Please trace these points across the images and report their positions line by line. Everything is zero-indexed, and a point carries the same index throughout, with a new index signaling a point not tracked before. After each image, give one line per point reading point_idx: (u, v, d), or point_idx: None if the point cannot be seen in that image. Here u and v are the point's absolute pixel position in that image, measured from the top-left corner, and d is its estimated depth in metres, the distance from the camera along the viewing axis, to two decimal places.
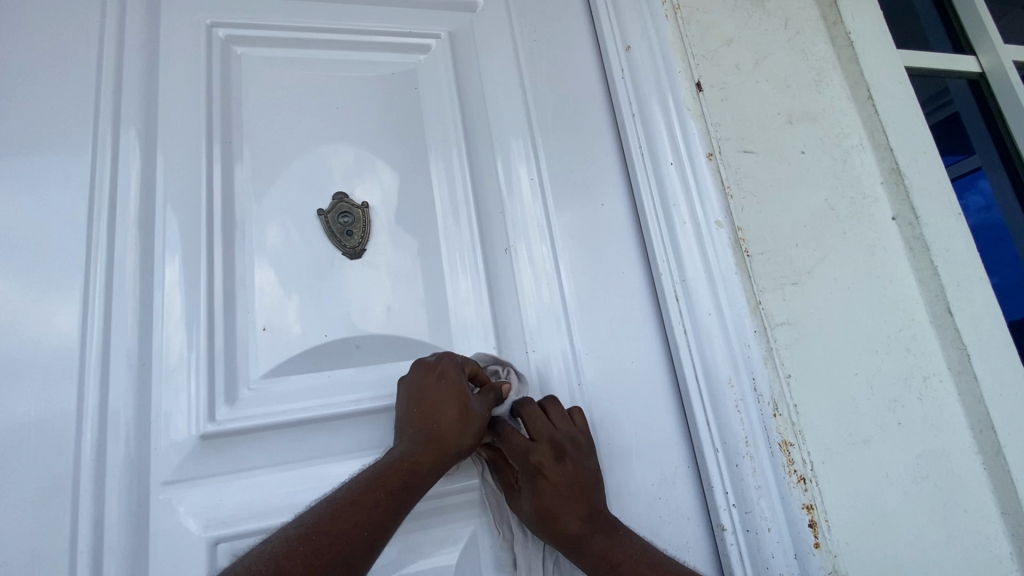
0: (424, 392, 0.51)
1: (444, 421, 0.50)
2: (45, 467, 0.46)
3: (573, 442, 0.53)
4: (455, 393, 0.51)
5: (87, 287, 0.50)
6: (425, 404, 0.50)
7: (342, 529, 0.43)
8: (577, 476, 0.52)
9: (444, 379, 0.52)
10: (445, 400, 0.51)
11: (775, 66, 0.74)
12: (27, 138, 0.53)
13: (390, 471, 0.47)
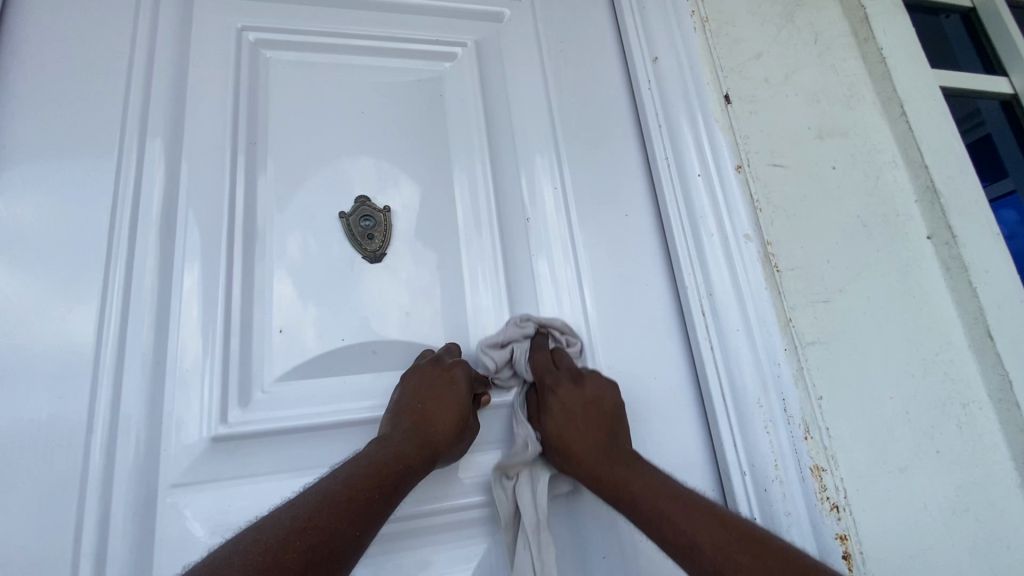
0: (429, 389, 0.50)
1: (444, 420, 0.48)
2: (53, 466, 0.45)
3: (577, 368, 0.55)
4: (461, 395, 0.50)
5: (106, 284, 0.50)
6: (429, 401, 0.49)
7: (333, 523, 0.39)
8: (585, 396, 0.53)
9: (453, 380, 0.51)
10: (450, 399, 0.49)
11: (806, 81, 0.72)
12: (55, 136, 0.53)
13: (383, 464, 0.45)
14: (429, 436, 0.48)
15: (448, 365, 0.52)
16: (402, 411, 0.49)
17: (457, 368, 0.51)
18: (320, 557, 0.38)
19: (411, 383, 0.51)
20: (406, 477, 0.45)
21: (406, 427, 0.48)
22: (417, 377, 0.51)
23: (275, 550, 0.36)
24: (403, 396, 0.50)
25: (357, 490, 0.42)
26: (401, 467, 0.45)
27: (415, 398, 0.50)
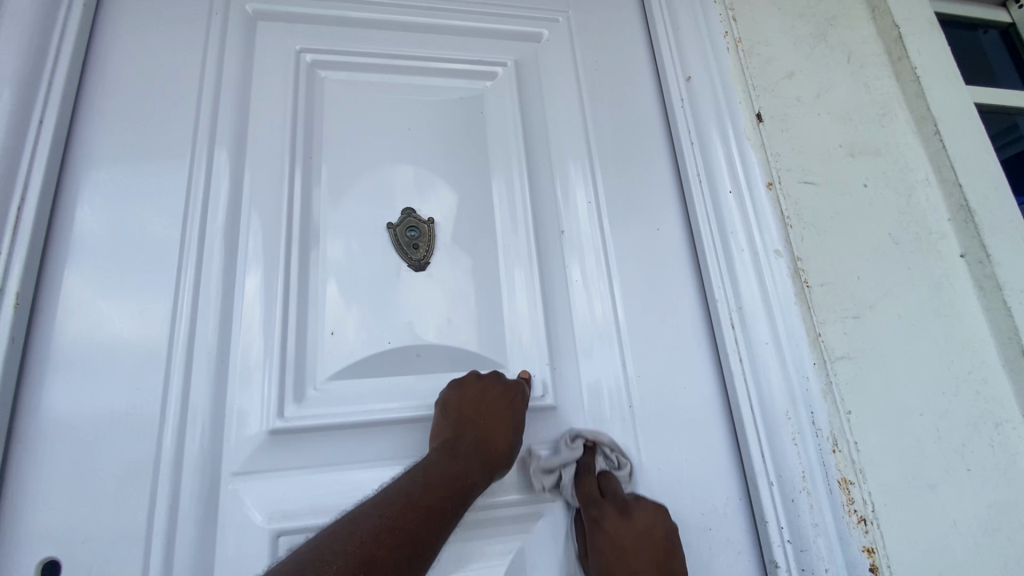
0: (489, 405, 0.53)
1: (505, 436, 0.52)
2: (130, 451, 0.49)
3: (622, 497, 0.54)
4: (518, 413, 0.54)
5: (178, 287, 0.54)
6: (490, 419, 0.52)
7: (415, 529, 0.44)
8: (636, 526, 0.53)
9: (510, 399, 0.54)
10: (509, 415, 0.53)
11: (838, 99, 0.74)
12: (134, 150, 0.58)
13: (451, 475, 0.48)
14: (490, 450, 0.51)
15: (504, 385, 0.55)
16: (463, 421, 0.52)
17: (511, 385, 0.55)
18: (406, 553, 0.42)
19: (472, 398, 0.53)
20: (471, 485, 0.49)
21: (469, 437, 0.51)
22: (476, 394, 0.54)
23: (368, 544, 0.41)
24: (463, 408, 0.53)
25: (434, 496, 0.46)
26: (467, 478, 0.49)
27: (474, 412, 0.53)
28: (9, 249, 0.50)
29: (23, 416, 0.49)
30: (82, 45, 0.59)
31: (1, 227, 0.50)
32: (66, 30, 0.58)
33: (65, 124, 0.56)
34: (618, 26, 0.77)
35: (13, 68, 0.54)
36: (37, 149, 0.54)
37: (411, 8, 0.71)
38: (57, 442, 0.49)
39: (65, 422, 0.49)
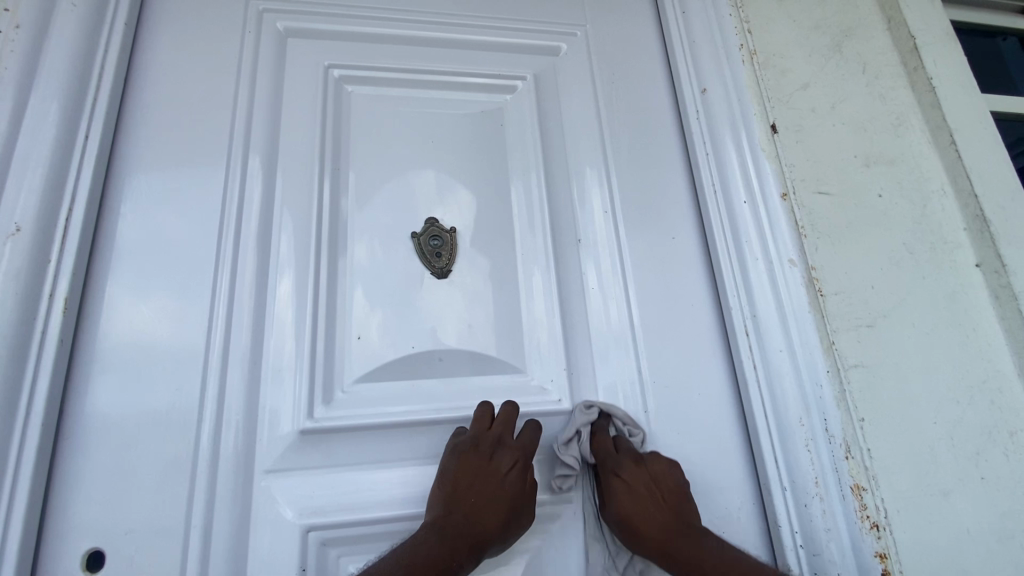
0: (481, 478, 0.52)
1: (495, 514, 0.50)
2: (170, 448, 0.52)
3: (636, 452, 0.58)
4: (515, 489, 0.52)
5: (214, 292, 0.57)
6: (482, 495, 0.51)
7: None
8: (643, 478, 0.55)
9: (505, 473, 0.52)
10: (502, 492, 0.51)
11: (853, 110, 0.75)
12: (173, 162, 0.61)
13: (435, 553, 0.47)
14: (479, 529, 0.50)
15: (502, 453, 0.53)
16: (454, 498, 0.51)
17: (507, 455, 0.53)
18: None
19: (465, 469, 0.52)
20: (456, 567, 0.48)
21: (458, 516, 0.50)
22: (471, 465, 0.52)
23: None
24: (458, 481, 0.52)
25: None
26: (452, 560, 0.48)
27: (467, 485, 0.52)
28: (59, 256, 0.53)
29: (71, 414, 0.52)
30: (124, 62, 0.63)
31: (52, 236, 0.53)
32: (110, 49, 0.62)
33: (109, 138, 0.60)
34: (635, 40, 0.79)
35: (63, 86, 0.57)
36: (84, 162, 0.57)
37: (434, 24, 0.73)
38: (102, 439, 0.52)
39: (109, 420, 0.52)
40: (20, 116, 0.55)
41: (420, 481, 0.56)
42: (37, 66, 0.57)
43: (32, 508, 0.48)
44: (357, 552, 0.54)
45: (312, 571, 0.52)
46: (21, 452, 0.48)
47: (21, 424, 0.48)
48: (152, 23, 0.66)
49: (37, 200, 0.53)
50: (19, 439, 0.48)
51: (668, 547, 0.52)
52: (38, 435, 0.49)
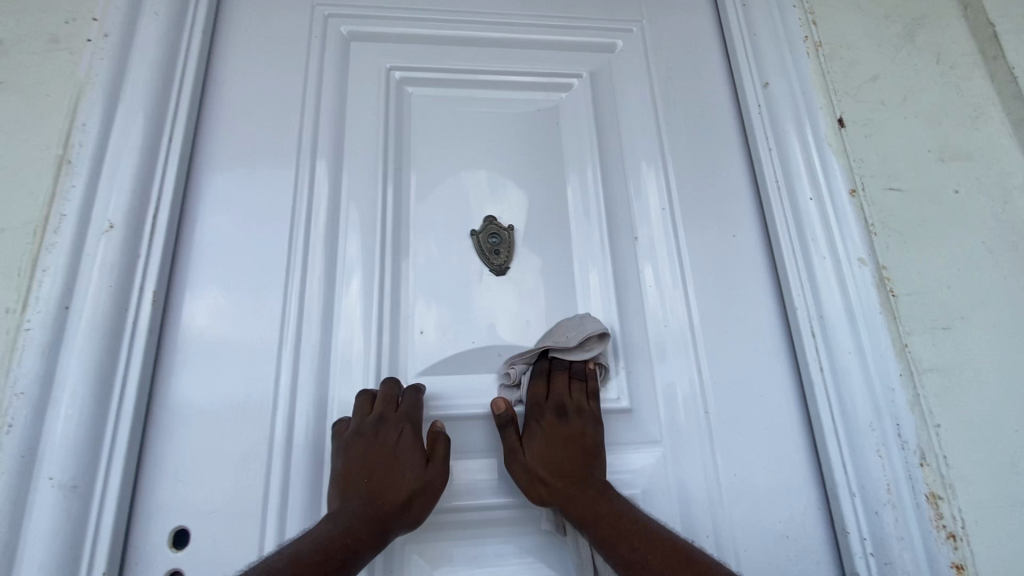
0: (372, 456, 0.52)
1: (395, 488, 0.50)
2: (247, 435, 0.55)
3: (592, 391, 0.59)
4: (412, 460, 0.52)
5: (287, 287, 0.60)
6: (376, 474, 0.51)
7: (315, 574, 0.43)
8: (565, 431, 0.55)
9: (394, 445, 0.53)
10: (397, 466, 0.51)
11: (926, 103, 0.71)
12: (247, 162, 0.64)
13: (338, 539, 0.46)
14: (378, 504, 0.49)
15: (388, 428, 0.53)
16: (347, 481, 0.51)
17: (393, 428, 0.54)
18: None
19: (351, 458, 0.52)
20: (356, 547, 0.46)
21: (357, 500, 0.49)
22: (360, 445, 0.52)
23: None
24: (349, 466, 0.51)
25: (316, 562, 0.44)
26: (348, 537, 0.46)
27: (359, 464, 0.51)
28: (147, 251, 0.57)
29: (159, 401, 0.55)
30: (202, 68, 0.66)
31: (141, 233, 0.57)
32: (190, 55, 0.65)
33: (190, 140, 0.63)
34: (693, 35, 0.77)
35: (149, 92, 0.61)
36: (168, 162, 0.60)
37: (492, 25, 0.74)
38: (186, 424, 0.55)
39: (193, 407, 0.55)
40: (111, 121, 0.59)
41: (482, 473, 0.58)
42: (125, 73, 0.61)
43: (125, 487, 0.51)
44: (422, 540, 0.56)
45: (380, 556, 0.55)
46: (116, 435, 0.51)
47: (116, 408, 0.52)
48: (227, 31, 0.69)
49: (127, 199, 0.57)
50: (114, 422, 0.52)
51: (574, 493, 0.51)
52: (130, 419, 0.52)
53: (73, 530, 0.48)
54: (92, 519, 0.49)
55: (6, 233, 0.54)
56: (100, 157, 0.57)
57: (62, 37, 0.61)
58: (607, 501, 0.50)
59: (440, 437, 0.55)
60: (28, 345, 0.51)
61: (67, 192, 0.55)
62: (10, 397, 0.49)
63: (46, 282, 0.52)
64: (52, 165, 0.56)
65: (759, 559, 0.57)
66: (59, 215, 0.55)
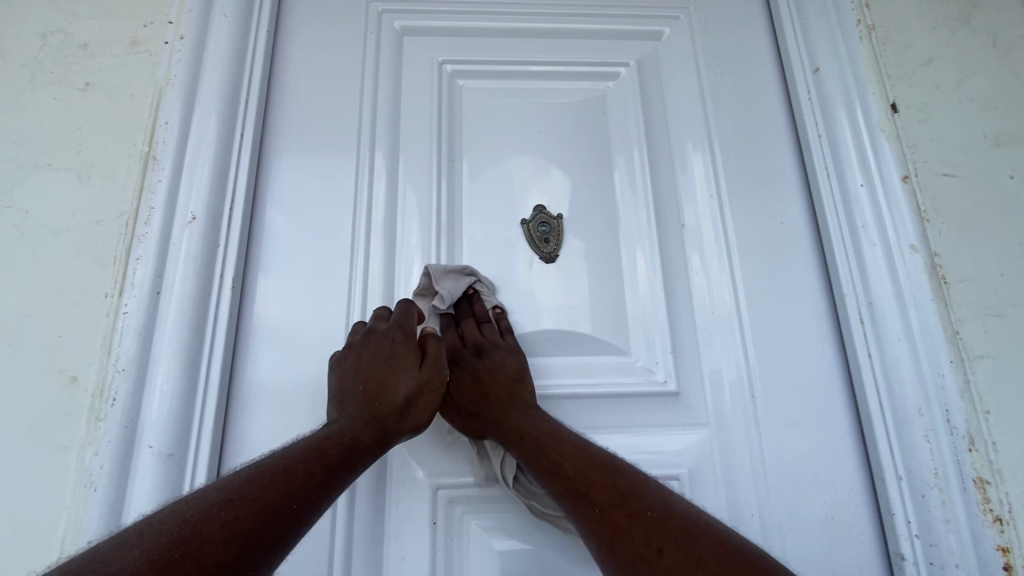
0: (368, 362, 0.53)
1: (393, 390, 0.51)
2: (319, 411, 0.60)
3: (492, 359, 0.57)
4: (408, 362, 0.53)
5: (351, 275, 0.64)
6: (372, 378, 0.52)
7: (304, 478, 0.42)
8: (498, 385, 0.56)
9: (388, 351, 0.53)
10: (394, 368, 0.52)
11: (983, 86, 0.69)
12: (311, 156, 0.68)
13: (334, 441, 0.46)
14: (377, 406, 0.50)
15: (382, 339, 0.55)
16: (343, 392, 0.52)
17: (382, 336, 0.55)
18: (294, 501, 0.41)
19: (348, 369, 0.54)
20: (354, 451, 0.47)
21: (353, 406, 0.50)
22: (351, 360, 0.54)
23: (244, 494, 0.39)
24: (344, 378, 0.53)
25: (310, 466, 0.43)
26: (346, 440, 0.47)
27: (353, 376, 0.53)
28: (225, 241, 0.61)
29: (239, 380, 0.60)
30: (267, 64, 0.70)
31: (219, 225, 0.61)
32: (256, 53, 0.69)
33: (259, 135, 0.67)
34: (741, 19, 0.77)
35: (221, 91, 0.65)
36: (240, 158, 0.64)
37: (539, 16, 0.76)
38: (264, 400, 0.60)
39: (270, 385, 0.60)
40: (189, 118, 0.63)
41: None
42: (199, 73, 0.65)
43: (214, 457, 0.56)
44: (480, 510, 0.60)
45: (441, 525, 0.59)
46: (204, 408, 0.56)
47: (203, 385, 0.57)
48: (288, 27, 0.73)
49: (206, 192, 0.61)
50: (202, 398, 0.57)
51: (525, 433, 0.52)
52: (216, 396, 0.57)
53: (171, 493, 0.53)
54: (186, 484, 0.54)
55: (102, 225, 0.59)
56: (180, 153, 0.62)
57: (142, 40, 0.66)
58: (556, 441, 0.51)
59: (431, 339, 0.55)
60: (126, 326, 0.56)
61: (154, 186, 0.60)
62: (113, 373, 0.54)
63: (139, 269, 0.57)
64: (138, 160, 0.61)
65: (803, 538, 0.59)
66: (148, 208, 0.59)
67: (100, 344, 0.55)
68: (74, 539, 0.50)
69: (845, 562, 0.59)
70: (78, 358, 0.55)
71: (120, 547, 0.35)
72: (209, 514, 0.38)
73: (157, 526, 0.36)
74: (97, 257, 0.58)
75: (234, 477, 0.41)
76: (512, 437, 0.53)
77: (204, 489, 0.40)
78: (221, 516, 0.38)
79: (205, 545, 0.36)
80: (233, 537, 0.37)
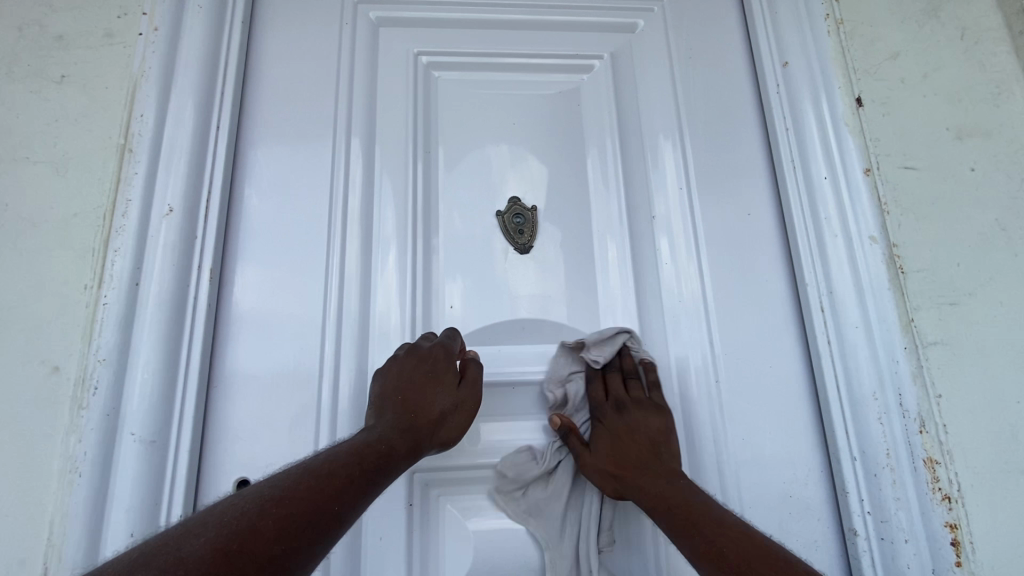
0: (407, 378, 0.56)
1: (431, 404, 0.55)
2: (298, 397, 0.62)
3: (622, 399, 0.60)
4: (447, 381, 0.57)
5: (328, 266, 0.65)
6: (412, 389, 0.56)
7: (345, 482, 0.46)
8: (625, 425, 0.59)
9: (429, 371, 0.57)
10: (433, 383, 0.56)
11: (947, 80, 0.71)
12: (287, 149, 0.69)
13: (372, 448, 0.50)
14: (415, 415, 0.54)
15: (424, 354, 0.58)
16: (383, 402, 0.55)
17: (420, 355, 0.58)
18: (338, 503, 0.45)
19: (389, 383, 0.57)
20: (391, 459, 0.51)
21: (390, 416, 0.54)
22: (393, 375, 0.57)
23: (292, 495, 0.43)
24: (385, 384, 0.57)
25: (352, 470, 0.47)
26: (385, 448, 0.51)
27: (393, 388, 0.56)
28: (203, 233, 0.62)
29: (218, 368, 0.62)
30: (243, 56, 0.70)
31: (196, 217, 0.62)
32: (232, 46, 0.69)
33: (235, 128, 0.68)
34: (713, 12, 0.78)
35: (196, 84, 0.65)
36: (218, 151, 0.65)
37: (515, 7, 0.76)
38: (245, 387, 0.62)
39: (249, 373, 0.62)
40: (165, 111, 0.64)
41: (508, 435, 0.64)
42: (175, 65, 0.65)
43: (195, 443, 0.58)
44: (452, 491, 0.63)
45: (417, 506, 0.61)
46: (185, 396, 0.58)
47: (183, 373, 0.58)
48: (265, 19, 0.73)
49: (183, 185, 0.62)
50: (182, 386, 0.58)
51: (632, 474, 0.56)
52: (196, 384, 0.59)
53: (154, 477, 0.55)
54: (168, 469, 0.56)
55: (80, 217, 0.60)
56: (157, 145, 0.62)
57: (116, 31, 0.66)
58: (665, 484, 0.54)
59: (471, 361, 0.59)
60: (105, 317, 0.57)
61: (131, 178, 0.61)
62: (94, 362, 0.56)
63: (118, 261, 0.58)
64: (115, 153, 0.62)
65: (761, 515, 0.62)
66: (125, 200, 0.60)
67: (81, 335, 0.56)
68: (60, 522, 0.52)
69: (800, 539, 0.62)
70: (59, 348, 0.56)
71: (186, 533, 0.39)
72: (261, 510, 0.41)
73: (216, 518, 0.40)
74: (76, 249, 0.59)
75: (282, 479, 0.45)
76: (610, 462, 0.57)
77: (256, 487, 0.44)
78: (274, 512, 0.41)
79: (259, 537, 0.40)
80: (285, 532, 0.41)
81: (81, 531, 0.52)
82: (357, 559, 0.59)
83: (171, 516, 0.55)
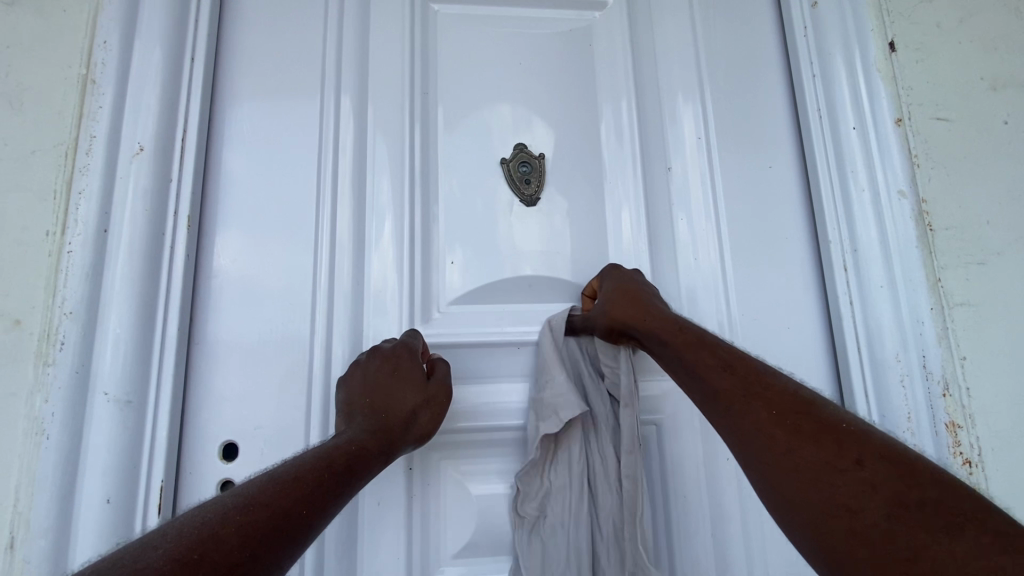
0: (370, 380, 0.53)
1: (398, 401, 0.51)
2: (289, 355, 0.57)
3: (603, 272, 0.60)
4: (414, 378, 0.52)
5: (319, 217, 0.60)
6: (376, 390, 0.52)
7: (316, 486, 0.42)
8: (619, 284, 0.57)
9: (392, 369, 0.53)
10: (399, 381, 0.52)
11: (985, 25, 0.66)
12: (271, 88, 0.63)
13: (342, 449, 0.46)
14: (384, 414, 0.50)
15: (387, 354, 0.54)
16: (352, 404, 0.52)
17: (380, 353, 0.54)
18: (307, 508, 0.40)
19: (353, 388, 0.53)
20: (365, 463, 0.46)
21: (359, 419, 0.50)
22: (356, 380, 0.53)
23: (261, 501, 0.38)
24: (350, 391, 0.53)
25: (323, 472, 0.43)
26: (355, 451, 0.46)
27: (360, 393, 0.52)
28: (179, 176, 0.57)
29: (200, 324, 0.57)
30: None
31: (171, 158, 0.56)
32: None
33: (212, 61, 0.61)
34: None
35: (165, 7, 0.58)
36: (193, 86, 0.59)
37: None
38: (228, 346, 0.57)
39: (233, 330, 0.57)
40: (130, 38, 0.57)
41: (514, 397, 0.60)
42: None
43: (176, 403, 0.54)
44: (456, 456, 0.59)
45: (418, 472, 0.58)
46: (163, 356, 0.53)
47: (161, 330, 0.54)
48: None
49: (154, 122, 0.56)
50: (160, 345, 0.53)
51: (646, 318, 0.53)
52: (177, 340, 0.54)
53: (130, 440, 0.51)
54: (148, 431, 0.52)
55: (38, 155, 0.53)
56: (123, 77, 0.56)
57: None
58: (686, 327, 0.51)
59: (439, 360, 0.55)
60: (71, 267, 0.51)
61: (95, 113, 0.55)
62: (60, 316, 0.51)
63: (82, 205, 0.53)
64: (75, 84, 0.55)
65: None
66: (89, 137, 0.54)
67: (44, 286, 0.51)
68: (27, 489, 0.48)
69: None
70: (20, 300, 0.51)
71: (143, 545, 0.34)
72: (225, 517, 0.36)
73: (177, 529, 0.35)
74: (35, 191, 0.53)
75: (247, 486, 0.40)
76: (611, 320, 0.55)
77: (221, 497, 0.39)
78: (239, 519, 0.37)
79: (222, 546, 0.35)
80: (251, 540, 0.36)
81: (53, 497, 0.48)
82: (355, 525, 0.56)
83: (152, 482, 0.52)
